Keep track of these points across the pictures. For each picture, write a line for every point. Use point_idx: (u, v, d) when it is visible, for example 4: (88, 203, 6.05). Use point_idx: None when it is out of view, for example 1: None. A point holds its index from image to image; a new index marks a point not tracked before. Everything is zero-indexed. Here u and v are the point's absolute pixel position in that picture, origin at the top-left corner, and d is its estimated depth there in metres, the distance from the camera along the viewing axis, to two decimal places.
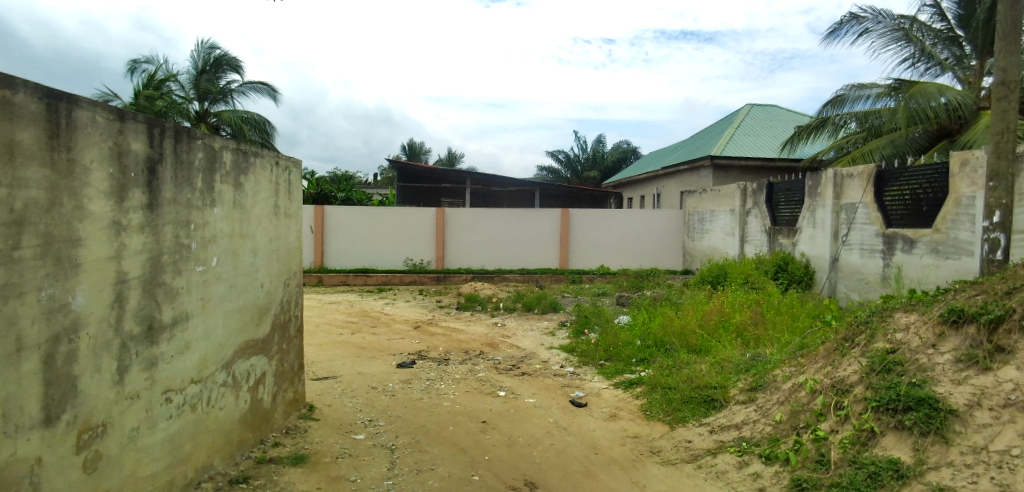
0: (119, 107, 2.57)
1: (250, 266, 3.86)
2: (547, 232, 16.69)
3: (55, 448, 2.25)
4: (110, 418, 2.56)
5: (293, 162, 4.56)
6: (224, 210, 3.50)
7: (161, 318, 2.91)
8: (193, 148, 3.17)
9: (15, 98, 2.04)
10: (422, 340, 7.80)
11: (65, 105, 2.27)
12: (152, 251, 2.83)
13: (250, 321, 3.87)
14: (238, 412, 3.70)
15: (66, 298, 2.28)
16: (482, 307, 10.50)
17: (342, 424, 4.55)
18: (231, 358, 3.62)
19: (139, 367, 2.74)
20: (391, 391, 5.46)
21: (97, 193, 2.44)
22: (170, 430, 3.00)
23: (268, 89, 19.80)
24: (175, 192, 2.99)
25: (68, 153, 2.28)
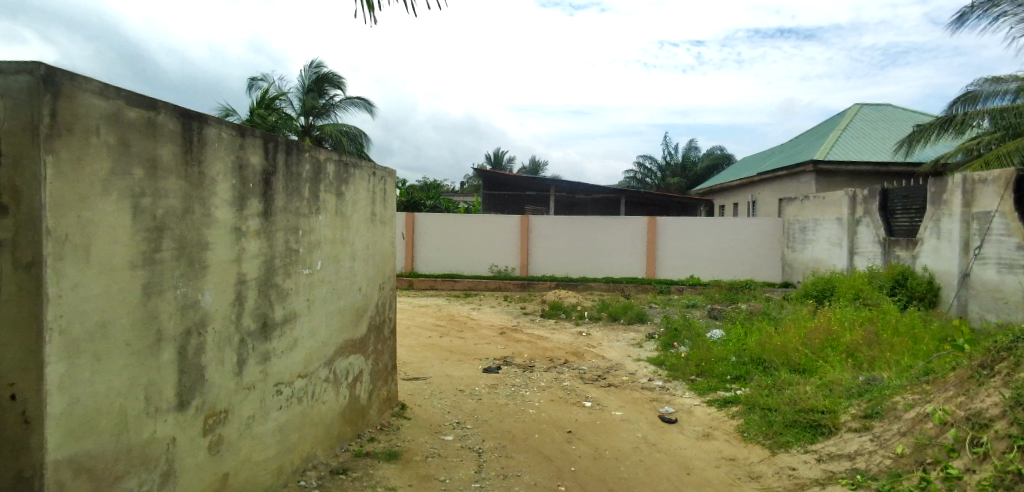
0: (241, 124, 2.84)
1: (350, 270, 4.11)
2: (633, 240, 16.29)
3: (186, 431, 2.52)
4: (231, 405, 2.82)
5: (389, 171, 4.80)
6: (327, 218, 3.75)
7: (274, 316, 3.17)
8: (302, 161, 3.42)
9: (159, 118, 2.31)
10: (507, 346, 7.89)
11: (198, 124, 2.54)
12: (267, 255, 3.10)
13: (349, 321, 4.11)
14: (338, 407, 3.94)
15: (196, 296, 2.55)
16: (566, 315, 10.43)
17: (431, 425, 4.70)
18: (333, 355, 3.86)
19: (255, 360, 3.00)
20: (478, 395, 5.56)
21: (222, 202, 2.71)
22: (280, 420, 3.25)
23: (366, 104, 21.12)
24: (286, 201, 3.25)
25: (199, 166, 2.54)
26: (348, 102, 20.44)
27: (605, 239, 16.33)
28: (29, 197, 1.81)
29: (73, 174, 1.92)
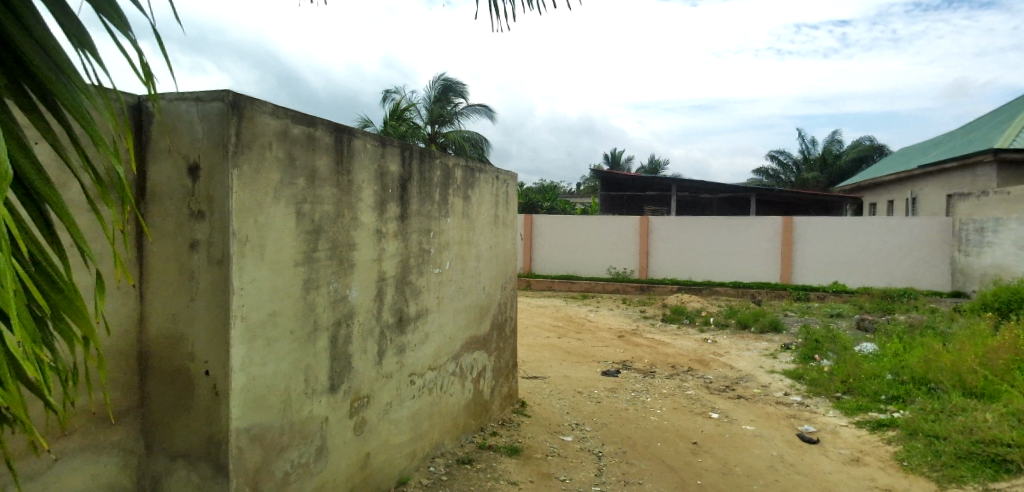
0: (382, 135, 3.10)
1: (475, 269, 4.30)
2: (765, 243, 15.08)
3: (336, 411, 2.82)
4: (373, 392, 3.10)
5: (511, 175, 4.94)
6: (455, 220, 3.97)
7: (409, 312, 3.42)
8: (433, 167, 3.65)
9: (317, 133, 2.60)
10: (626, 350, 7.72)
11: (347, 136, 2.82)
12: (403, 255, 3.35)
13: (474, 319, 4.30)
14: (464, 400, 4.15)
15: (345, 292, 2.84)
16: (689, 321, 9.95)
17: (551, 424, 4.76)
18: (459, 351, 4.08)
19: (393, 352, 3.26)
20: (597, 398, 5.51)
21: (366, 206, 2.99)
22: (413, 408, 3.51)
23: (487, 110, 21.92)
24: (419, 205, 3.50)
25: (348, 175, 2.83)
26: (470, 110, 21.35)
27: (733, 240, 15.31)
28: (220, 205, 2.16)
29: (252, 184, 2.24)
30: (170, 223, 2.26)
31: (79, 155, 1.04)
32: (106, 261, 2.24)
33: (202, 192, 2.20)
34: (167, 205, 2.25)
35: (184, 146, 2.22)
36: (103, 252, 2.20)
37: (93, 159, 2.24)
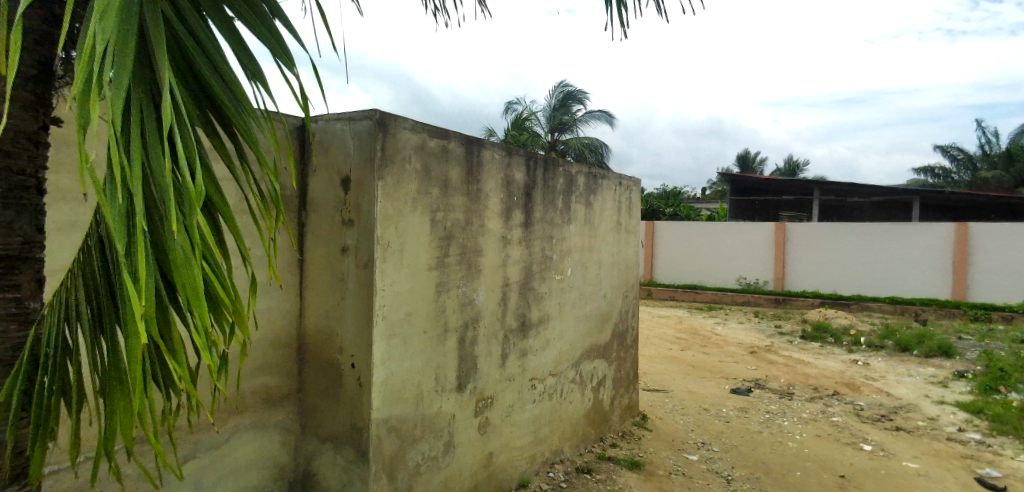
0: (509, 145, 3.21)
1: (596, 277, 4.27)
2: (931, 253, 13.09)
3: (463, 410, 2.96)
4: (496, 393, 3.21)
5: (634, 181, 4.85)
6: (577, 227, 3.98)
7: (531, 317, 3.49)
8: (557, 175, 3.70)
9: (450, 145, 2.77)
10: (759, 368, 7.14)
11: (477, 147, 2.96)
12: (527, 262, 3.43)
13: (595, 327, 4.27)
14: (583, 408, 4.13)
15: (472, 295, 2.98)
16: (834, 339, 8.95)
17: (674, 441, 4.56)
18: (579, 358, 4.07)
19: (515, 356, 3.35)
20: (725, 417, 5.17)
21: (493, 213, 3.11)
22: (534, 412, 3.57)
23: (607, 116, 21.67)
24: (543, 212, 3.57)
25: (477, 184, 2.97)
26: (588, 116, 21.24)
27: (890, 250, 13.50)
28: (367, 214, 2.39)
29: (393, 195, 2.45)
30: (323, 230, 2.55)
31: (247, 173, 1.27)
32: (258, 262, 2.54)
33: (352, 202, 2.45)
34: (322, 214, 2.55)
35: (337, 162, 2.50)
36: (253, 252, 2.54)
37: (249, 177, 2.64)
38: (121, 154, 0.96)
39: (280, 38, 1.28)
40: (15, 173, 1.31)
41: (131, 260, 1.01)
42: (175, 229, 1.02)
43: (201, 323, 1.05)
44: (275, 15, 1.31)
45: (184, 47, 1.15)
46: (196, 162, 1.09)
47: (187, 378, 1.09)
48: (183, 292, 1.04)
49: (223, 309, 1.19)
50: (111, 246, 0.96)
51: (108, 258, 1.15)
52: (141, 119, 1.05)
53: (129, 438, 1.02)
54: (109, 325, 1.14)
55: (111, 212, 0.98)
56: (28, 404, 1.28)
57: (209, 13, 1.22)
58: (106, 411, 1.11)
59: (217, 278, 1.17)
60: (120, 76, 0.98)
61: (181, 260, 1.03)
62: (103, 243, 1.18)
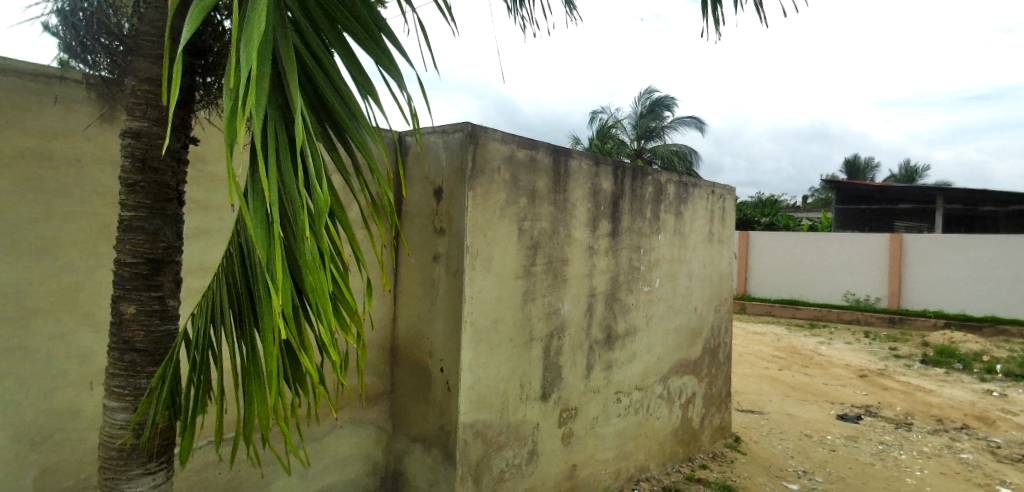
0: (596, 154, 3.18)
1: (686, 289, 4.11)
2: None
3: (547, 419, 2.96)
4: (581, 405, 3.18)
5: (728, 190, 4.62)
6: (667, 237, 3.87)
7: (618, 328, 3.43)
8: (645, 183, 3.62)
9: (538, 155, 2.80)
10: (871, 393, 6.50)
11: (564, 157, 2.97)
12: (614, 272, 3.38)
13: (685, 341, 4.11)
14: (671, 425, 3.98)
15: (558, 305, 2.98)
16: (963, 366, 7.94)
17: (771, 466, 4.25)
18: (667, 372, 3.93)
19: (601, 367, 3.30)
20: (830, 445, 4.75)
21: (580, 223, 3.10)
22: (619, 426, 3.49)
23: (697, 122, 20.86)
24: (630, 221, 3.50)
25: (564, 194, 2.97)
26: (677, 122, 20.56)
27: None
28: (458, 223, 2.47)
29: (483, 204, 2.52)
30: (418, 238, 2.67)
31: (362, 183, 1.37)
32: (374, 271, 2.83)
33: (444, 211, 2.54)
34: (416, 222, 2.67)
35: (430, 173, 2.61)
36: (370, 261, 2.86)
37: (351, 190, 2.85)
38: (262, 169, 1.09)
39: (389, 55, 1.38)
40: (162, 187, 1.50)
41: (270, 264, 1.13)
42: (306, 234, 1.13)
43: (327, 321, 1.15)
44: (384, 33, 1.40)
45: (309, 69, 1.27)
46: (321, 173, 1.19)
47: (315, 372, 1.19)
48: (312, 292, 1.15)
49: (344, 309, 1.29)
50: (254, 251, 1.09)
51: (248, 265, 1.30)
52: (277, 137, 1.18)
53: (267, 425, 1.13)
54: (248, 324, 1.28)
55: (252, 220, 1.11)
56: (177, 394, 1.46)
57: (328, 36, 1.33)
58: (249, 400, 1.25)
59: (339, 281, 1.28)
60: (260, 98, 1.10)
61: (310, 263, 1.13)
62: (243, 252, 1.35)
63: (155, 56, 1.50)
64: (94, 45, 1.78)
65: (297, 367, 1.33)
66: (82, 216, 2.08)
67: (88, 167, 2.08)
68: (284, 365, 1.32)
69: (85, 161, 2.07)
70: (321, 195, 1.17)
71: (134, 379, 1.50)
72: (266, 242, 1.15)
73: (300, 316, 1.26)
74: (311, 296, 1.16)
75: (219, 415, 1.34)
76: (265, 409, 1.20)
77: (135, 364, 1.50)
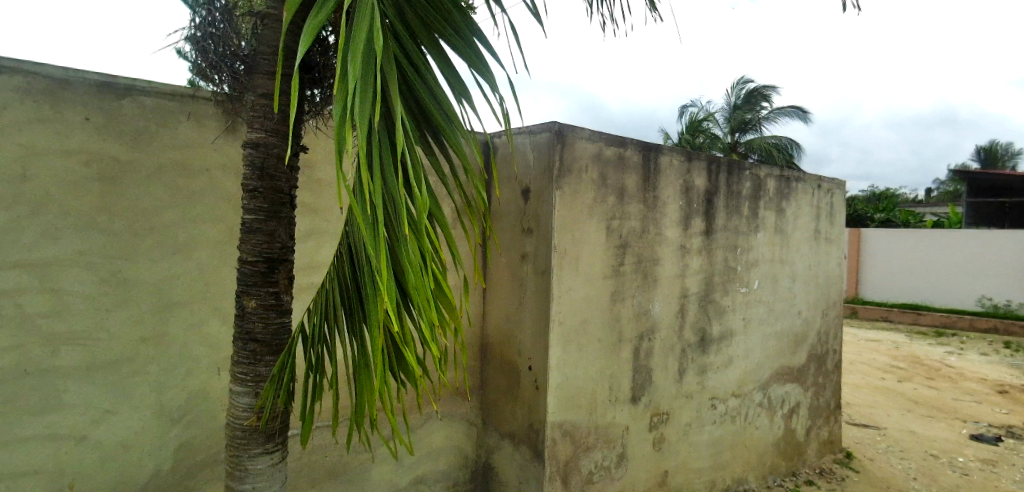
0: (688, 150, 3.06)
1: (789, 291, 3.83)
2: None
3: (637, 422, 2.89)
4: (672, 409, 3.07)
5: (837, 184, 4.26)
6: (767, 235, 3.63)
7: (712, 332, 3.27)
8: (742, 179, 3.42)
9: (626, 153, 2.74)
10: (1014, 412, 5.69)
11: (654, 154, 2.88)
12: (708, 272, 3.23)
13: (787, 348, 3.83)
14: (772, 436, 3.73)
15: (648, 305, 2.89)
16: None
17: (889, 487, 3.86)
18: (768, 380, 3.69)
19: (694, 371, 3.17)
20: (962, 468, 4.22)
21: (672, 222, 2.99)
22: (714, 434, 3.32)
23: (800, 112, 19.35)
24: (726, 219, 3.32)
25: (655, 191, 2.89)
26: (776, 113, 19.20)
27: None
28: (545, 223, 2.48)
29: (571, 204, 2.50)
30: (506, 238, 2.72)
31: (457, 183, 1.41)
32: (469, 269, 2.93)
33: (532, 211, 2.56)
34: (505, 222, 2.71)
35: (518, 173, 2.64)
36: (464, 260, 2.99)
37: (443, 191, 2.96)
38: (369, 175, 1.16)
39: (481, 57, 1.41)
40: (278, 191, 1.64)
41: (376, 263, 1.21)
42: (408, 234, 1.19)
43: (427, 318, 1.21)
44: (476, 36, 1.43)
45: (407, 76, 1.33)
46: (420, 175, 1.25)
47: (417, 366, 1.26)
48: (413, 289, 1.21)
49: (443, 306, 1.35)
50: (362, 251, 1.17)
51: (355, 264, 1.40)
52: (380, 143, 1.25)
53: (375, 414, 1.21)
54: (357, 319, 1.38)
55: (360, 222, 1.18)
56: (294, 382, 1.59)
57: (424, 42, 1.38)
58: (358, 390, 1.34)
59: (438, 279, 1.34)
60: (364, 106, 1.17)
61: (412, 262, 1.19)
62: (351, 252, 1.45)
63: (271, 72, 1.64)
64: (221, 64, 1.97)
65: (400, 360, 1.41)
66: (210, 220, 2.32)
67: (216, 176, 2.32)
68: (389, 358, 1.41)
69: (213, 170, 2.32)
70: (421, 197, 1.23)
71: (255, 366, 1.66)
72: (372, 242, 1.23)
73: (402, 313, 1.33)
74: (412, 293, 1.22)
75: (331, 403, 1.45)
76: (373, 399, 1.29)
77: (256, 353, 1.65)
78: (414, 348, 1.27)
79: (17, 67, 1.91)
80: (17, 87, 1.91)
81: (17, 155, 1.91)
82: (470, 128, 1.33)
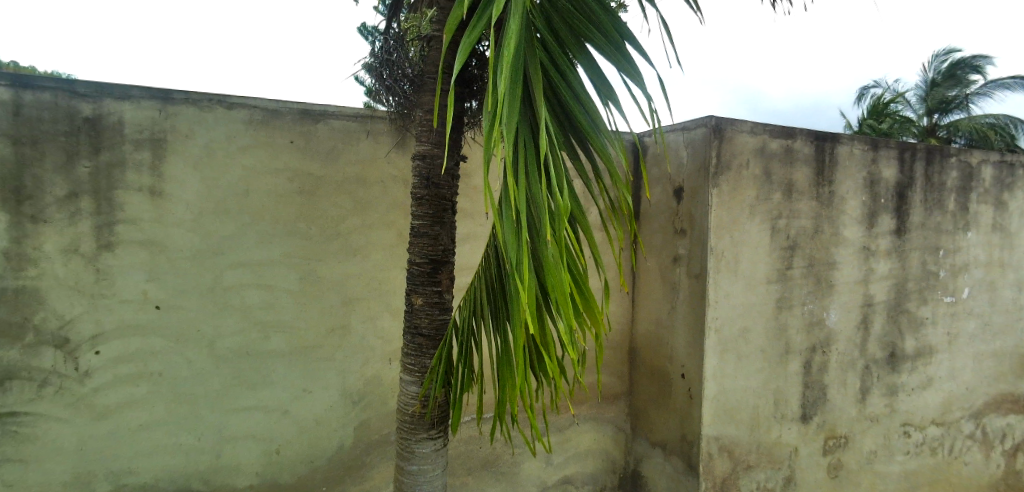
0: (874, 137, 2.67)
1: (1014, 302, 3.14)
2: None
3: (809, 444, 2.59)
4: (853, 433, 2.70)
5: None
6: (981, 235, 3.02)
7: (904, 347, 2.81)
8: (947, 167, 2.89)
9: (795, 144, 2.48)
10: None
11: (830, 144, 2.56)
12: (899, 278, 2.79)
13: (1010, 371, 3.15)
14: (988, 477, 3.10)
15: (822, 314, 2.58)
16: None
17: None
18: (982, 408, 3.07)
19: (881, 392, 2.76)
20: None
21: (852, 220, 2.64)
22: (907, 467, 2.86)
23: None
24: (924, 216, 2.84)
25: (830, 186, 2.57)
26: (991, 85, 15.83)
27: None
28: (700, 223, 2.35)
29: (730, 203, 2.34)
30: (657, 240, 2.63)
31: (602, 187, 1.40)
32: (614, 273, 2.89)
33: (685, 211, 2.45)
34: (655, 223, 2.63)
35: (671, 172, 2.53)
36: (607, 263, 2.96)
37: (591, 194, 2.96)
38: (514, 179, 1.21)
39: (628, 57, 1.38)
40: (441, 199, 1.78)
41: (519, 265, 1.25)
42: (549, 238, 1.21)
43: (567, 321, 1.22)
44: (625, 37, 1.41)
45: (553, 81, 1.35)
46: (563, 180, 1.26)
47: (556, 367, 1.28)
48: (553, 292, 1.23)
49: (584, 309, 1.35)
50: (506, 252, 1.22)
51: (500, 265, 1.46)
52: (526, 148, 1.29)
53: (515, 411, 1.25)
54: (501, 318, 1.44)
55: (505, 226, 1.23)
56: (448, 375, 1.71)
57: (571, 48, 1.39)
58: (502, 387, 1.40)
59: (580, 283, 1.34)
60: (511, 115, 1.22)
61: (553, 264, 1.21)
62: (497, 253, 1.51)
63: (436, 90, 1.78)
64: (394, 84, 2.20)
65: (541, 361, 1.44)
66: (384, 225, 2.60)
67: (388, 186, 2.60)
68: (531, 357, 1.45)
69: (386, 181, 2.59)
70: (563, 201, 1.24)
71: (421, 359, 1.81)
72: (516, 244, 1.27)
73: (543, 314, 1.36)
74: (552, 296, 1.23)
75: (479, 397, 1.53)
76: (514, 396, 1.34)
77: (422, 346, 1.81)
78: (555, 350, 1.29)
79: (243, 102, 2.33)
80: (243, 119, 2.34)
81: (243, 174, 2.34)
82: (615, 129, 1.31)
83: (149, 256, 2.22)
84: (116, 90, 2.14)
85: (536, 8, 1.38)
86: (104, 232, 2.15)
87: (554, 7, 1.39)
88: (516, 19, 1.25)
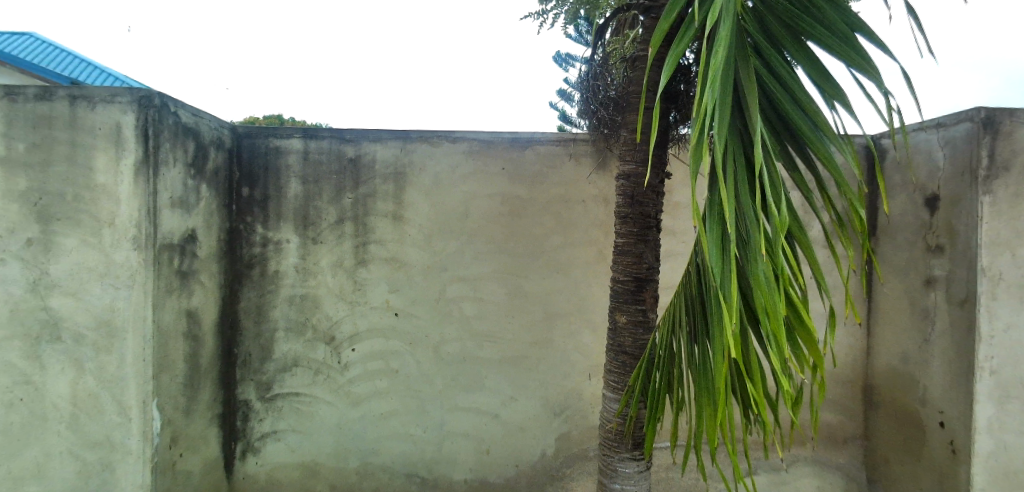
0: None
1: None
2: None
3: None
4: None
5: None
6: None
7: None
8: None
9: None
10: None
11: None
12: None
13: None
14: None
15: None
16: None
17: None
18: None
19: None
20: None
21: None
22: None
23: None
24: None
25: None
26: None
27: None
28: (965, 238, 1.95)
29: (1010, 214, 1.90)
30: (900, 258, 2.24)
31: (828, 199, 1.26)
32: (841, 298, 2.53)
33: (942, 224, 2.05)
34: (899, 239, 2.25)
35: (919, 178, 2.15)
36: (833, 286, 2.61)
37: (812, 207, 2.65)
38: (722, 192, 1.16)
39: (864, 53, 1.23)
40: (645, 216, 1.77)
41: (724, 282, 1.19)
42: (761, 255, 1.13)
43: (777, 348, 1.13)
44: (860, 31, 1.26)
45: (769, 87, 1.27)
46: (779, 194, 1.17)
47: (762, 399, 1.19)
48: (762, 314, 1.15)
49: (798, 337, 1.23)
50: (711, 269, 1.17)
51: (703, 283, 1.40)
52: (736, 160, 1.23)
53: (717, 438, 1.19)
54: (702, 339, 1.38)
55: (710, 242, 1.18)
56: (643, 392, 1.68)
57: (791, 51, 1.29)
58: (700, 412, 1.33)
59: (796, 307, 1.21)
60: (721, 127, 1.18)
61: (765, 285, 1.13)
62: (700, 270, 1.45)
63: (639, 109, 1.80)
64: (597, 107, 2.28)
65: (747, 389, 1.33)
66: (585, 243, 2.68)
67: (590, 206, 2.68)
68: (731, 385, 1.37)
69: (587, 201, 2.68)
70: (779, 215, 1.15)
71: (625, 376, 1.82)
72: (722, 262, 1.21)
73: (750, 339, 1.26)
74: (761, 319, 1.15)
75: (675, 418, 1.48)
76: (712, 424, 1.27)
77: (626, 364, 1.81)
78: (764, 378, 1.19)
79: (464, 136, 2.66)
80: (463, 151, 2.65)
81: (462, 199, 2.65)
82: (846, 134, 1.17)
83: (391, 271, 2.63)
84: (371, 134, 2.61)
85: (749, 13, 1.31)
86: (360, 250, 2.62)
87: (771, 8, 1.30)
88: (727, 26, 1.21)
